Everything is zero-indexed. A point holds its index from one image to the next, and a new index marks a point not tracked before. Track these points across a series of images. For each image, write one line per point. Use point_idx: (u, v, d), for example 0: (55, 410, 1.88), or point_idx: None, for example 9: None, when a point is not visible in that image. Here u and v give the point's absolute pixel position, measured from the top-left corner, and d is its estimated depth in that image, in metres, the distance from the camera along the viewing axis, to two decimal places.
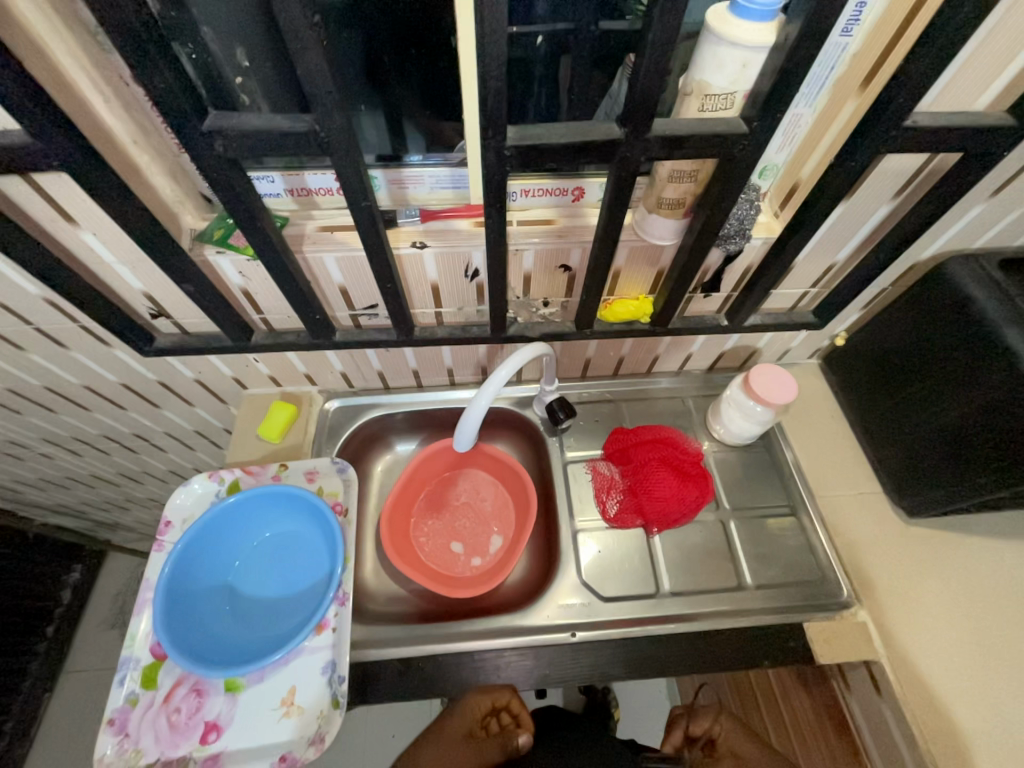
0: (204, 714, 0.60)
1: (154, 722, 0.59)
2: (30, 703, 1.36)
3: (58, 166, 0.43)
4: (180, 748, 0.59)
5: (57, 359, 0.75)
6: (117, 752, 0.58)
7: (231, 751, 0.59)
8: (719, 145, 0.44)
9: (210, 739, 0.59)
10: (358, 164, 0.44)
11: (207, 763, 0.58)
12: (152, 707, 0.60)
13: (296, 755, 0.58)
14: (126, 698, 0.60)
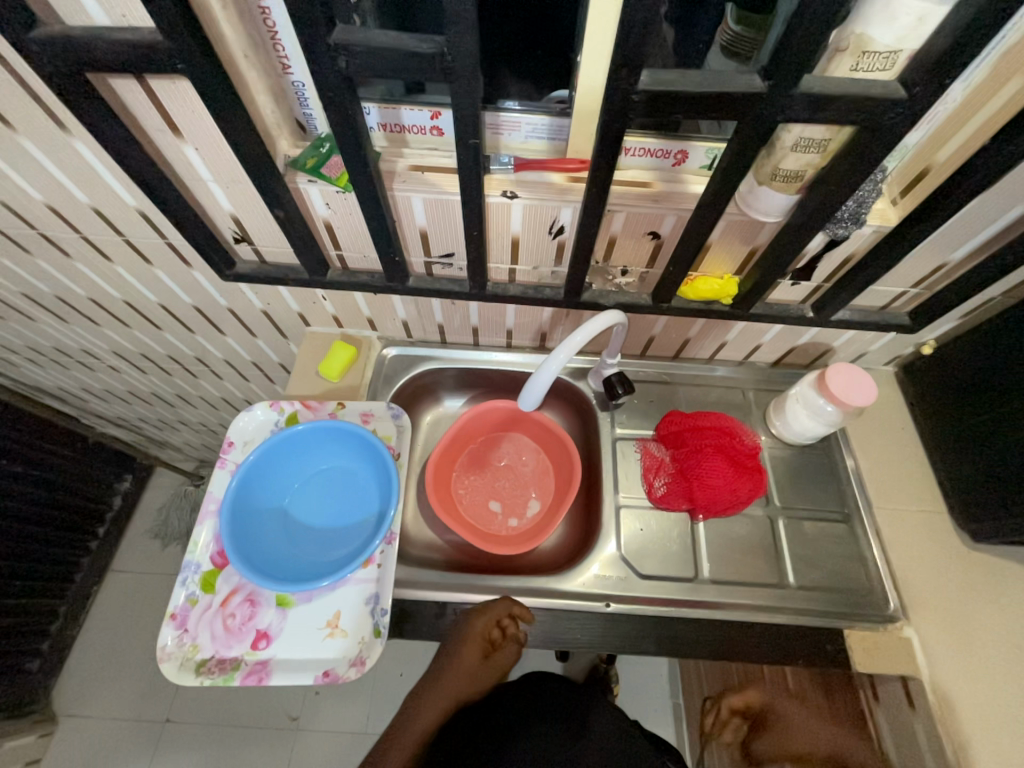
0: (256, 623, 0.64)
1: (211, 623, 0.64)
2: (81, 593, 1.48)
3: (181, 70, 0.43)
4: (233, 650, 0.63)
5: (140, 274, 0.78)
6: (178, 644, 0.63)
7: (279, 660, 0.63)
8: (869, 110, 0.40)
9: (260, 646, 0.63)
10: (475, 97, 0.42)
11: (256, 667, 0.62)
12: (210, 609, 0.64)
13: (338, 673, 0.62)
14: (187, 597, 0.65)
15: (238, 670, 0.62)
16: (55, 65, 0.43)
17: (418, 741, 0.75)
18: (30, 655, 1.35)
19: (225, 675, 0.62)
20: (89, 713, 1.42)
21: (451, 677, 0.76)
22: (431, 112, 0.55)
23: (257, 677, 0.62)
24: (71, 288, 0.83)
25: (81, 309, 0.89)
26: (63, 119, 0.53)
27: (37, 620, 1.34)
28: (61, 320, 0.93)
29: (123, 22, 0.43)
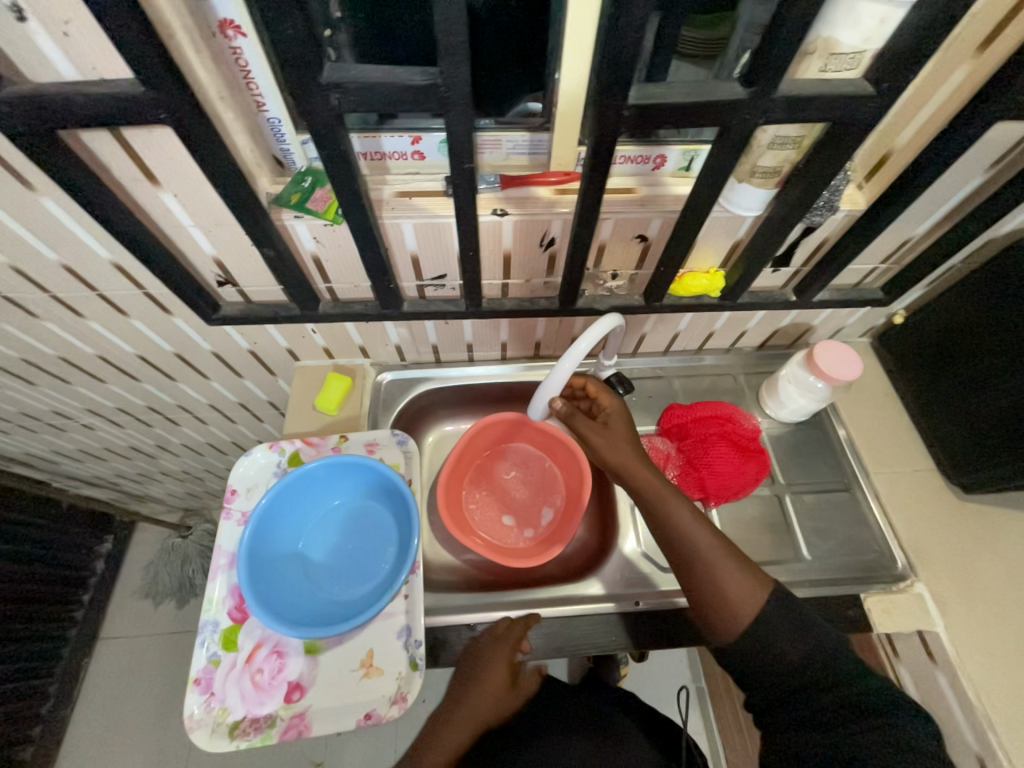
0: (287, 674, 0.62)
1: (238, 682, 0.61)
2: (71, 667, 1.39)
3: (163, 119, 0.42)
4: (266, 706, 0.60)
5: (114, 327, 0.74)
6: (206, 709, 0.60)
7: (316, 709, 0.61)
8: (843, 108, 0.43)
9: (294, 698, 0.61)
10: (469, 123, 0.43)
11: (293, 721, 0.60)
12: (235, 668, 0.62)
13: (380, 713, 0.60)
14: (209, 659, 0.62)
15: (274, 727, 0.60)
16: (25, 124, 0.41)
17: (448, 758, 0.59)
18: (20, 743, 1.26)
19: (262, 735, 0.59)
20: None
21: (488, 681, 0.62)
22: (412, 136, 0.55)
23: (295, 731, 0.60)
24: (38, 349, 0.78)
25: (49, 369, 0.84)
26: (29, 177, 0.50)
27: (26, 704, 1.25)
28: (28, 383, 0.87)
29: (94, 75, 0.41)
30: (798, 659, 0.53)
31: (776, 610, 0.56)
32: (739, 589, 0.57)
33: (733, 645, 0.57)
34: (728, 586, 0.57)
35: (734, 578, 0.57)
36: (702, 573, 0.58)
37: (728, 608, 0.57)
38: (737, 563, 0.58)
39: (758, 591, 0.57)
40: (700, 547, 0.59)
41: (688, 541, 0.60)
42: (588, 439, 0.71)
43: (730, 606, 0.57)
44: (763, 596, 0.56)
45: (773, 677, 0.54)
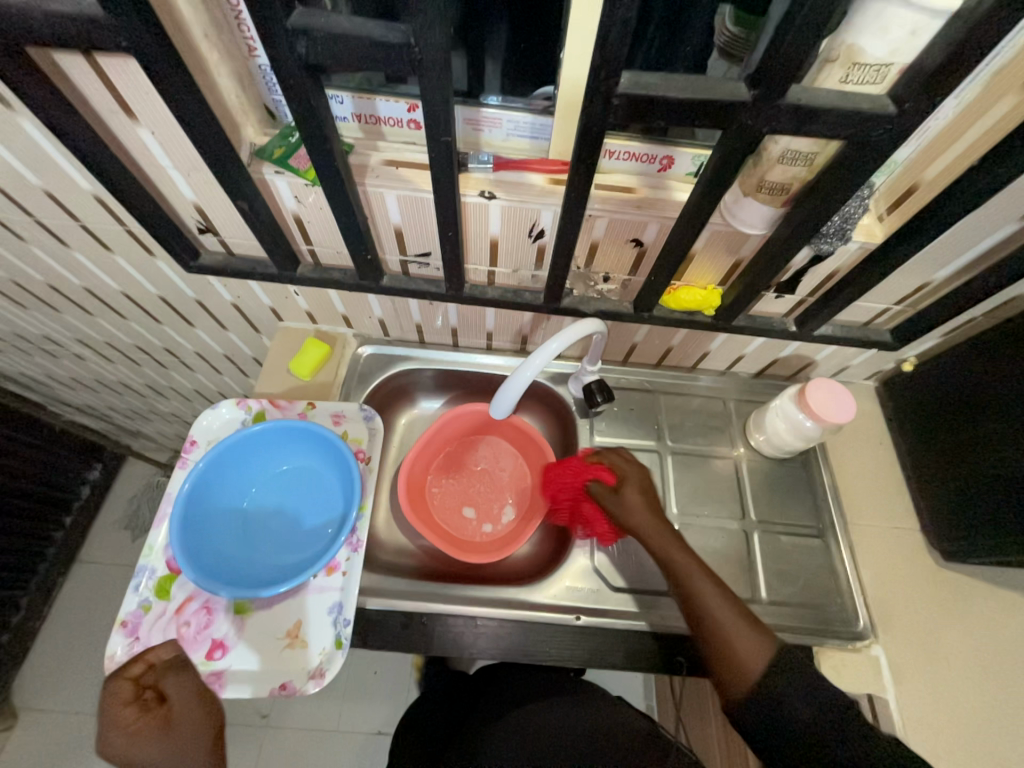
0: (212, 632, 0.62)
1: (163, 631, 0.61)
2: (46, 584, 1.43)
3: (127, 48, 0.40)
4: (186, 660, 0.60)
5: (99, 261, 0.74)
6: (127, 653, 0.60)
7: (234, 671, 0.60)
8: (857, 126, 0.39)
9: (215, 656, 0.61)
10: (447, 93, 0.40)
11: (210, 679, 0.60)
12: (163, 617, 0.62)
13: (295, 686, 0.60)
14: (139, 604, 0.62)
15: None
16: None
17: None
18: None
19: None
20: (51, 708, 1.37)
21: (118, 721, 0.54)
22: (409, 103, 0.52)
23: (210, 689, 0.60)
24: (26, 273, 0.78)
25: (39, 295, 0.84)
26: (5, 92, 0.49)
27: None
28: (19, 306, 0.88)
29: None
30: (808, 723, 0.50)
31: (786, 666, 0.53)
32: (749, 649, 0.55)
33: (747, 706, 0.53)
34: (734, 649, 0.55)
35: (742, 635, 0.55)
36: (715, 635, 0.56)
37: (739, 671, 0.54)
38: (743, 617, 0.57)
39: (762, 645, 0.55)
40: (716, 610, 0.57)
41: (703, 604, 0.58)
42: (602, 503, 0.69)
43: (740, 668, 0.54)
44: (772, 651, 0.54)
45: (786, 746, 0.50)
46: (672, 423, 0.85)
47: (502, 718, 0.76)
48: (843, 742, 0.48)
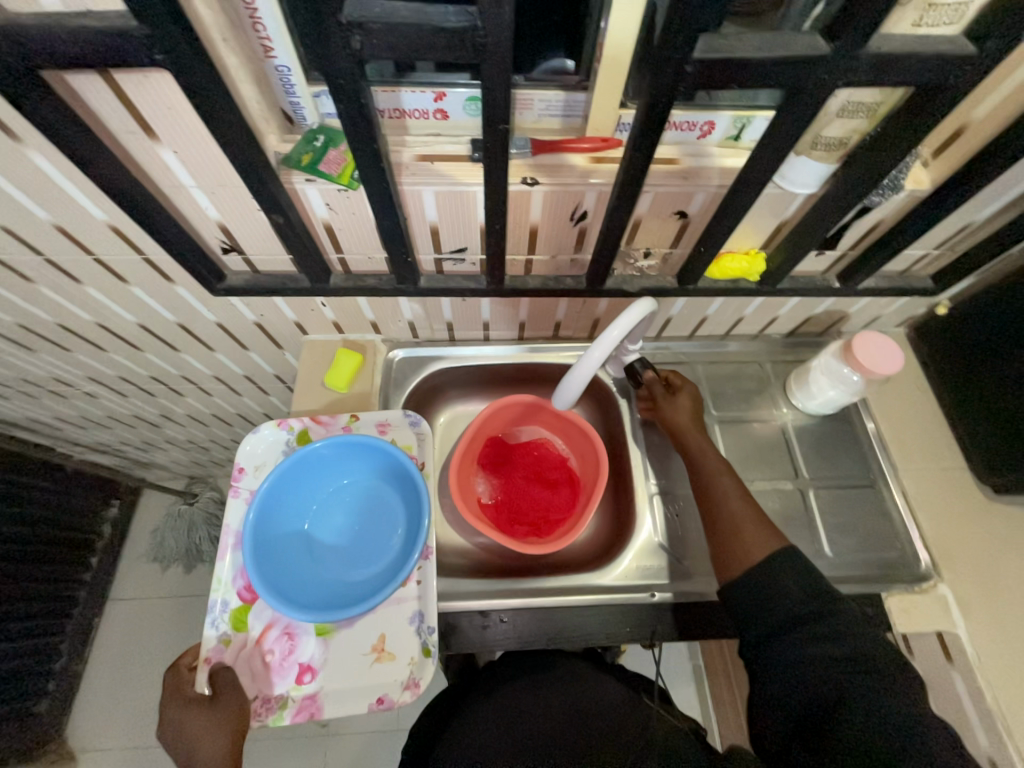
0: (297, 656, 0.61)
1: (249, 662, 0.60)
2: (80, 625, 1.41)
3: (160, 62, 0.37)
4: (278, 687, 0.60)
5: (113, 294, 0.70)
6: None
7: (328, 692, 0.60)
8: (935, 70, 0.38)
9: (305, 680, 0.61)
10: (507, 75, 0.38)
11: (305, 702, 0.60)
12: (246, 648, 0.61)
13: (391, 699, 0.60)
14: (220, 638, 0.61)
15: (287, 707, 0.60)
16: (4, 63, 0.36)
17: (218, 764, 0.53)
18: (35, 697, 1.28)
19: (274, 716, 0.59)
20: (109, 745, 1.36)
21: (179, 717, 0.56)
22: (435, 93, 0.50)
23: (308, 713, 0.60)
24: (35, 315, 0.74)
25: (47, 336, 0.80)
26: (12, 125, 0.45)
27: (39, 660, 1.27)
28: (26, 350, 0.84)
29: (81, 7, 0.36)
30: (798, 607, 0.53)
31: (787, 561, 0.56)
32: (755, 541, 0.58)
33: (735, 589, 0.57)
34: (743, 537, 0.59)
35: (751, 530, 0.59)
36: (724, 527, 0.61)
37: (735, 560, 0.58)
38: (758, 519, 0.60)
39: (772, 543, 0.58)
40: (729, 501, 0.63)
41: (722, 500, 0.63)
42: (657, 403, 0.76)
43: (739, 557, 0.58)
44: (776, 549, 0.57)
45: (765, 627, 0.53)
46: (713, 392, 0.85)
47: (499, 701, 0.69)
48: (834, 629, 0.51)
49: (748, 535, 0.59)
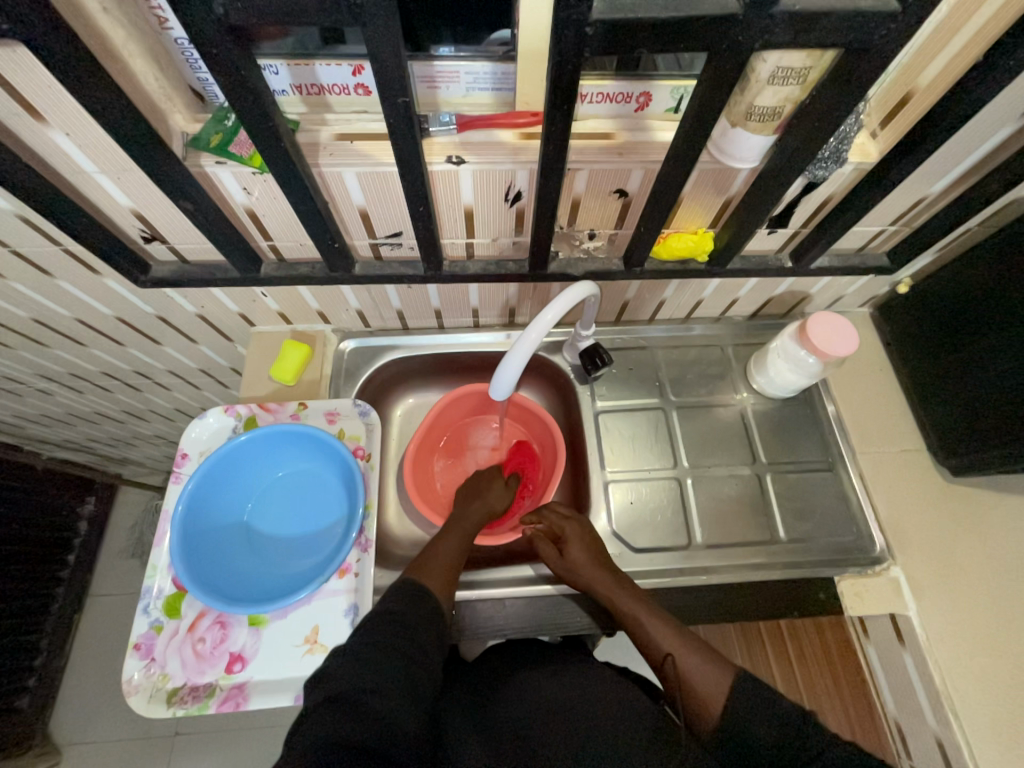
0: (228, 645, 0.60)
1: (179, 649, 0.60)
2: (62, 622, 1.39)
3: (13, 31, 0.34)
4: (206, 675, 0.59)
5: (40, 288, 0.67)
6: (145, 675, 0.59)
7: (256, 682, 0.59)
8: (855, 27, 0.35)
9: (235, 669, 0.60)
10: (397, 39, 0.35)
11: (233, 692, 0.59)
12: (177, 635, 0.60)
13: None
14: (151, 625, 0.61)
15: (214, 696, 0.59)
16: None
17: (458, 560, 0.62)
18: (17, 693, 1.27)
19: (200, 704, 0.58)
20: (93, 739, 1.36)
21: (491, 495, 0.73)
22: (352, 66, 0.46)
23: (234, 702, 0.58)
24: None
25: None
26: None
27: (18, 658, 1.25)
28: None
29: None
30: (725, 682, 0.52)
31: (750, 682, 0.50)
32: (706, 680, 0.53)
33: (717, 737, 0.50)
34: (698, 684, 0.53)
35: (699, 665, 0.54)
36: (680, 673, 0.54)
37: (699, 708, 0.52)
38: (702, 651, 0.55)
39: (726, 675, 0.52)
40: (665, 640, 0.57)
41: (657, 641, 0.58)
42: (551, 566, 0.67)
43: (703, 704, 0.52)
44: (731, 678, 0.52)
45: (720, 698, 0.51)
46: (674, 376, 0.83)
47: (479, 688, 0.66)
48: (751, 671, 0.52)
49: (706, 685, 0.52)
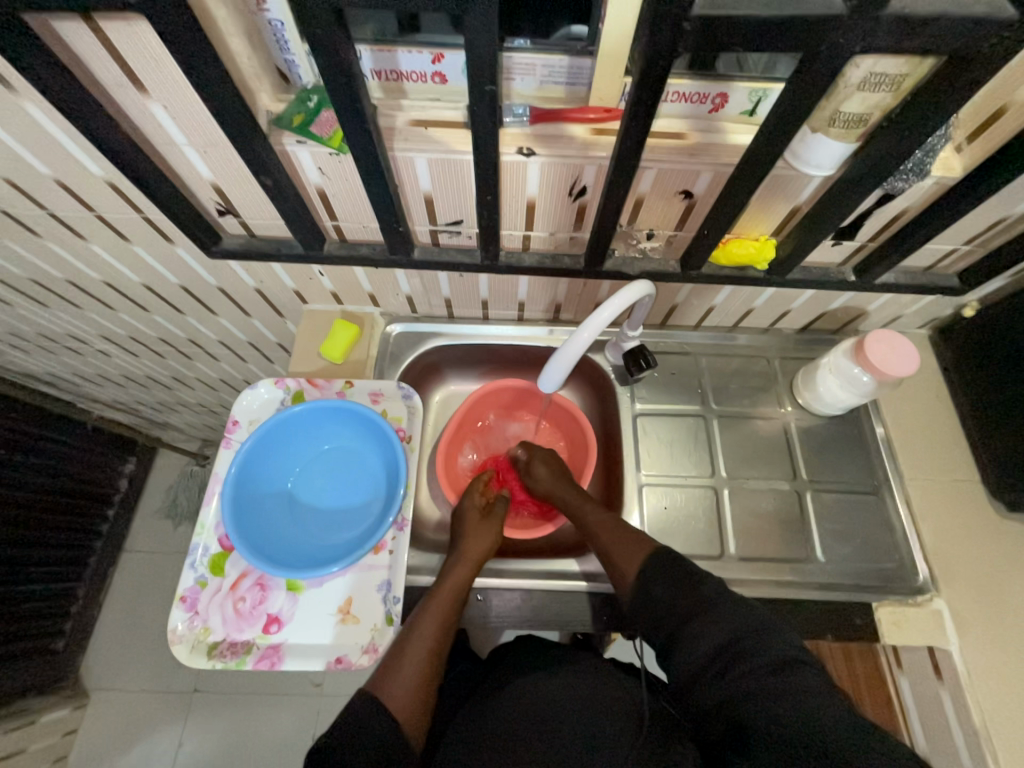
0: (267, 607, 0.63)
1: (221, 606, 0.62)
2: (98, 572, 1.47)
3: (136, 6, 0.36)
4: (245, 633, 0.62)
5: (117, 252, 0.71)
6: (189, 627, 0.61)
7: (291, 645, 0.61)
8: (965, 34, 0.34)
9: (272, 631, 0.62)
10: (493, 28, 0.36)
11: (268, 652, 0.61)
12: (220, 592, 0.63)
13: (350, 659, 0.61)
14: (197, 580, 0.64)
15: (250, 654, 0.61)
16: None
17: (434, 646, 0.55)
18: (54, 634, 1.34)
19: (237, 660, 0.61)
20: (119, 686, 1.43)
21: (473, 544, 0.66)
22: (434, 54, 0.47)
23: (269, 662, 0.61)
24: (44, 271, 0.76)
25: (57, 292, 0.82)
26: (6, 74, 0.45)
27: (56, 602, 1.32)
28: (41, 306, 0.86)
29: None
30: (678, 602, 0.53)
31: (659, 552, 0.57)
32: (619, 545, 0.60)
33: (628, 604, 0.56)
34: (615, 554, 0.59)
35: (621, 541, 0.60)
36: (605, 543, 0.61)
37: (621, 576, 0.58)
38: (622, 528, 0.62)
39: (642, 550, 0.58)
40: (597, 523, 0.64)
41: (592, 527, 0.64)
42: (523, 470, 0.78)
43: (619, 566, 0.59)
44: (651, 545, 0.58)
45: (666, 622, 0.53)
46: (716, 384, 0.82)
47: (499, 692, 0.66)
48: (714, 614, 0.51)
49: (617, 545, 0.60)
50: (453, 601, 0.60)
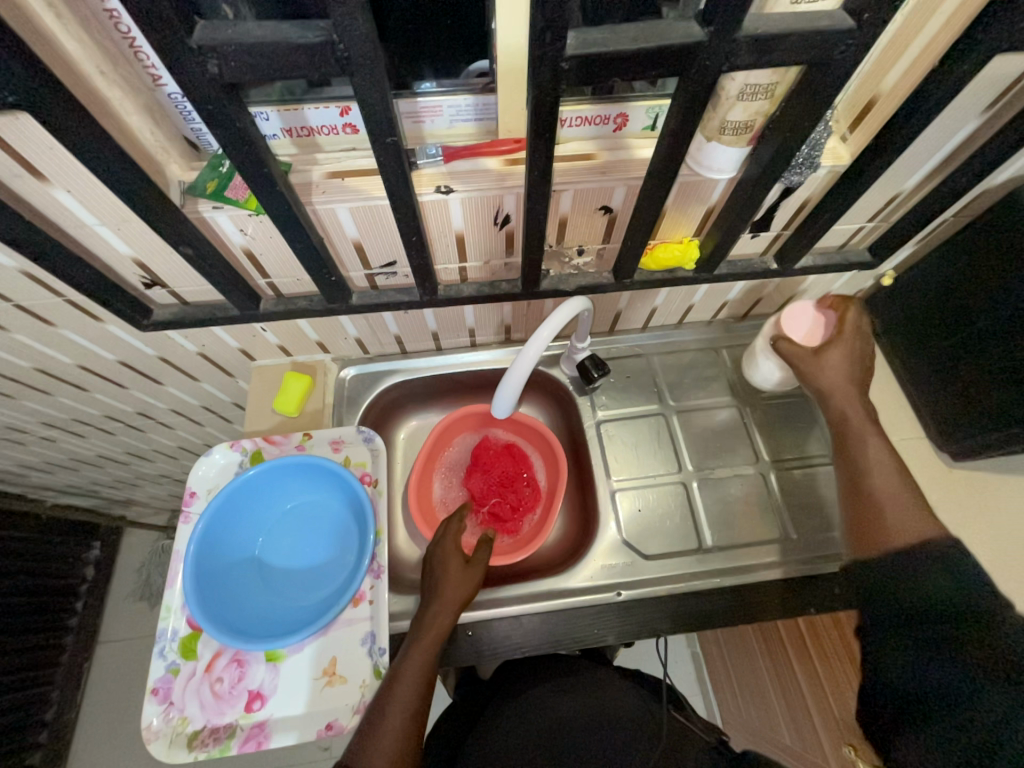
0: (247, 683, 0.60)
1: (197, 691, 0.59)
2: (72, 672, 1.36)
3: (15, 101, 0.36)
4: (226, 716, 0.59)
5: (43, 337, 0.68)
6: (164, 720, 0.58)
7: (276, 719, 0.59)
8: (818, 47, 0.38)
9: (255, 708, 0.59)
10: (384, 86, 0.37)
11: (253, 730, 0.58)
12: (194, 677, 0.60)
13: (341, 723, 0.59)
14: (168, 668, 0.60)
15: (235, 737, 0.58)
16: None
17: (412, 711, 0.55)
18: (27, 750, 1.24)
19: (221, 745, 0.58)
20: None
21: (450, 588, 0.62)
22: (340, 108, 0.48)
23: (256, 742, 0.58)
24: None
25: None
26: None
27: (27, 713, 1.22)
28: None
29: None
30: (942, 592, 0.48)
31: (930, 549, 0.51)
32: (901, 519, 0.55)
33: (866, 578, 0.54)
34: (887, 520, 0.55)
35: (897, 511, 0.56)
36: (879, 499, 0.58)
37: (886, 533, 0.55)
38: (915, 502, 0.56)
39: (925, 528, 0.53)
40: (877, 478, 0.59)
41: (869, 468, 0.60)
42: (797, 364, 0.68)
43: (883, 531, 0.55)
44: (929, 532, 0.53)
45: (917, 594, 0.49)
46: (671, 381, 0.84)
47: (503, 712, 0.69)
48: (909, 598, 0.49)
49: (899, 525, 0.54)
50: (435, 648, 0.59)
